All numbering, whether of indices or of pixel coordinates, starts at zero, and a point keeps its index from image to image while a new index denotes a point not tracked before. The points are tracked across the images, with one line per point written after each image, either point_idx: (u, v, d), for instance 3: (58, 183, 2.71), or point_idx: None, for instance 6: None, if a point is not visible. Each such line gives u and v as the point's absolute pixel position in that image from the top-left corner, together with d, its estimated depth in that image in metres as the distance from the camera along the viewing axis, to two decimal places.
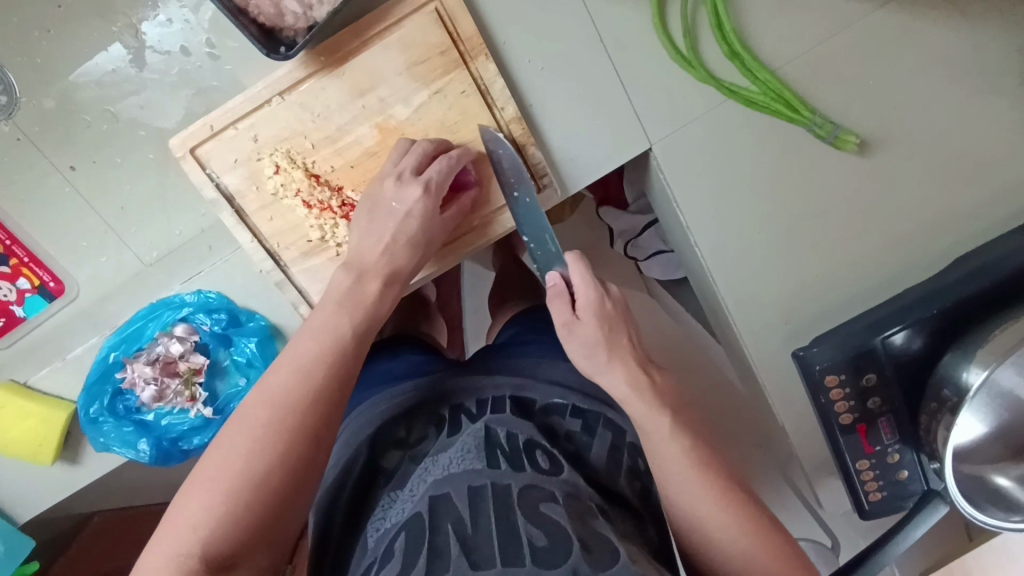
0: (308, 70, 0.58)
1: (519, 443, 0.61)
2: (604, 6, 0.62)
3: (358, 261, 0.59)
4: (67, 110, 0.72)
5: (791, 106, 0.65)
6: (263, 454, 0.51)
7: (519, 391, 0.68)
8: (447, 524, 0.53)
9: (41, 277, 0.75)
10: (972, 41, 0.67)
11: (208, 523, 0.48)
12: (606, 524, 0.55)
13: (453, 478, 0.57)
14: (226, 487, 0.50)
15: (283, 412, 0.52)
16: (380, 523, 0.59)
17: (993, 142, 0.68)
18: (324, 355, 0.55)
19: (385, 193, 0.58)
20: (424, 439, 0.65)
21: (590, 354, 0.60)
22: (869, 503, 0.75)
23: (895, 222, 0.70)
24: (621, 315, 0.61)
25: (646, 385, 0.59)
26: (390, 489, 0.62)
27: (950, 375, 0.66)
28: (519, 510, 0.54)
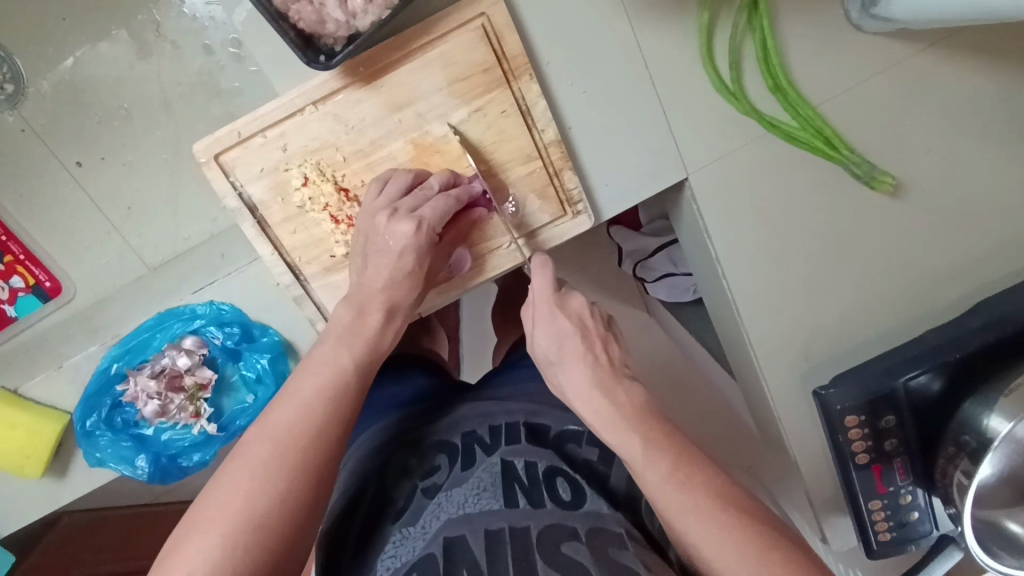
0: (343, 81, 0.55)
1: (539, 472, 0.57)
2: (650, 33, 0.60)
3: (358, 294, 0.57)
4: (84, 105, 0.78)
5: (830, 144, 0.64)
6: (266, 490, 0.47)
7: (533, 417, 0.65)
8: (464, 569, 0.49)
9: (37, 276, 0.75)
10: (1010, 90, 0.66)
11: (205, 566, 0.44)
12: (630, 554, 0.51)
13: (471, 519, 0.52)
14: (224, 529, 0.45)
15: (287, 447, 0.49)
16: (390, 563, 0.54)
17: (1023, 190, 0.68)
18: (325, 391, 0.53)
19: (377, 228, 0.55)
20: (435, 471, 0.61)
21: (549, 360, 0.56)
22: (878, 542, 0.74)
23: (921, 264, 0.70)
24: (578, 328, 0.56)
25: (609, 409, 0.53)
26: (401, 524, 0.58)
27: (971, 421, 0.65)
28: (538, 552, 0.50)
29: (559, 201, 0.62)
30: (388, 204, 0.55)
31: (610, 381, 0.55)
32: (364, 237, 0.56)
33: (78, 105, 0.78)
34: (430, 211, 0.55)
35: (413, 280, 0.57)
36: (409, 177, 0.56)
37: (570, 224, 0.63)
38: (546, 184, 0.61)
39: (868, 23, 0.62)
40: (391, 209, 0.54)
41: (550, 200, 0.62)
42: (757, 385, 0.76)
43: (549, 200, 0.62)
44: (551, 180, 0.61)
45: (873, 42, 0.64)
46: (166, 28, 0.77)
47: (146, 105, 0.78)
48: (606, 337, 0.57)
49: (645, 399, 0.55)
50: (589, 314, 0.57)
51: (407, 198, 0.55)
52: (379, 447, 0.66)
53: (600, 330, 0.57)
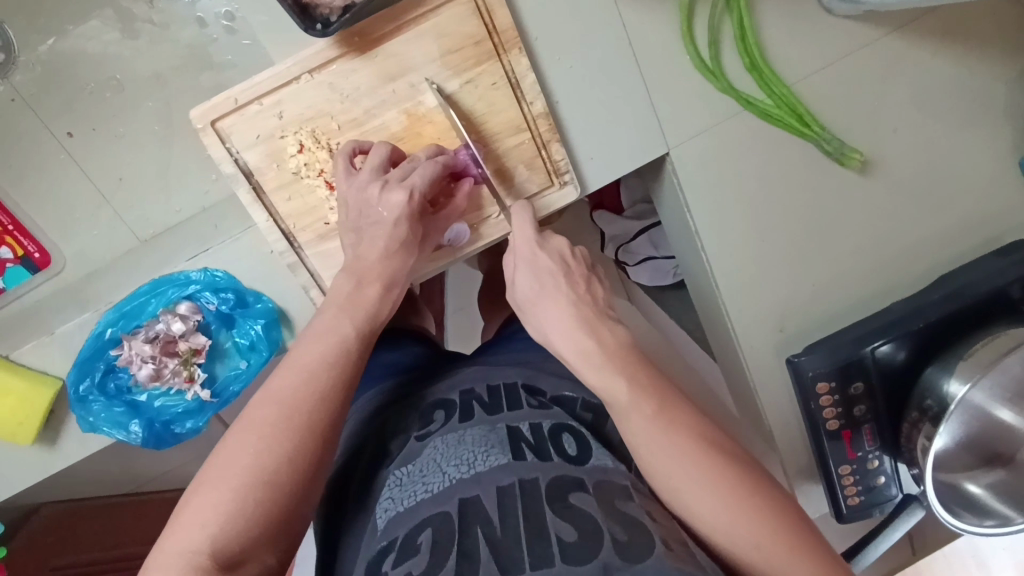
0: (339, 51, 0.57)
1: (544, 431, 0.59)
2: (634, 11, 0.63)
3: (354, 266, 0.57)
4: (76, 78, 0.78)
5: (803, 121, 0.68)
6: (273, 451, 0.49)
7: (530, 381, 0.68)
8: (476, 527, 0.48)
9: (26, 247, 0.75)
10: (971, 72, 0.70)
11: (217, 518, 0.46)
12: (634, 505, 0.51)
13: (481, 479, 0.52)
14: (235, 485, 0.47)
15: (294, 409, 0.51)
16: (389, 504, 0.55)
17: (980, 167, 0.72)
18: (327, 358, 0.53)
19: (370, 199, 0.56)
20: (431, 423, 0.63)
21: (533, 296, 0.59)
22: (847, 506, 0.78)
23: (887, 240, 0.74)
24: (560, 267, 0.59)
25: (591, 344, 0.55)
26: (395, 468, 0.58)
27: (933, 386, 0.70)
28: (548, 504, 0.50)
29: (547, 171, 0.65)
30: (379, 175, 0.57)
31: (594, 318, 0.57)
32: (356, 211, 0.57)
33: (69, 76, 0.78)
34: (420, 179, 0.57)
35: (404, 250, 0.59)
36: (385, 150, 0.58)
37: (558, 195, 0.66)
38: (534, 155, 0.64)
39: (839, 6, 0.66)
40: (382, 180, 0.56)
41: (537, 171, 0.65)
42: (734, 356, 0.79)
43: (537, 171, 0.65)
44: (539, 151, 0.64)
45: (844, 25, 0.68)
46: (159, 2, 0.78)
47: (138, 78, 0.79)
48: (586, 277, 0.60)
49: (630, 338, 0.57)
50: (570, 255, 0.61)
51: (392, 170, 0.58)
52: (375, 414, 0.68)
53: (581, 271, 0.60)
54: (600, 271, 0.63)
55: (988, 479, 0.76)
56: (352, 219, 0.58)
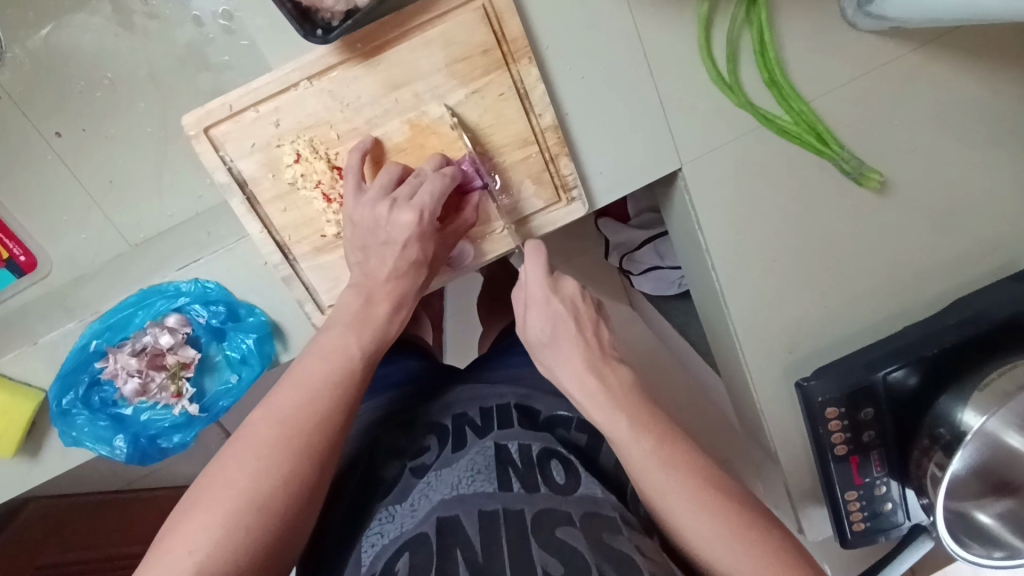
0: (340, 57, 0.54)
1: (533, 456, 0.56)
2: (650, 21, 0.60)
3: (364, 282, 0.56)
4: (67, 75, 0.75)
5: (822, 139, 0.65)
6: (270, 473, 0.47)
7: (523, 400, 0.66)
8: (457, 550, 0.46)
9: (11, 250, 0.73)
10: (996, 91, 0.68)
11: (206, 545, 0.43)
12: (624, 539, 0.48)
13: (465, 500, 0.50)
14: (227, 509, 0.45)
15: (293, 430, 0.49)
16: (375, 538, 0.52)
17: (1003, 189, 0.70)
18: (332, 375, 0.52)
19: (379, 220, 0.54)
20: (425, 452, 0.60)
21: (549, 338, 0.55)
22: (853, 532, 0.76)
23: (903, 263, 0.72)
24: (571, 312, 0.56)
25: (597, 389, 0.53)
26: (389, 502, 0.56)
27: (946, 415, 0.68)
28: (534, 538, 0.47)
29: (554, 186, 0.62)
30: (386, 193, 0.55)
31: (600, 363, 0.54)
32: (365, 230, 0.55)
33: (58, 74, 0.75)
34: (428, 197, 0.54)
35: (402, 267, 0.56)
36: (394, 170, 0.56)
37: (564, 211, 0.63)
38: (542, 169, 0.61)
39: (862, 20, 0.63)
40: (390, 200, 0.54)
41: (545, 186, 0.62)
42: (741, 377, 0.77)
43: (544, 185, 0.62)
44: (547, 165, 0.61)
45: (868, 40, 0.65)
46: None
47: (132, 77, 0.76)
48: (596, 320, 0.57)
49: (635, 379, 0.55)
50: (581, 299, 0.57)
51: (401, 187, 0.55)
52: (369, 432, 0.66)
53: (590, 314, 0.57)
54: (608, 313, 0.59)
55: (998, 508, 0.74)
56: (359, 237, 0.56)
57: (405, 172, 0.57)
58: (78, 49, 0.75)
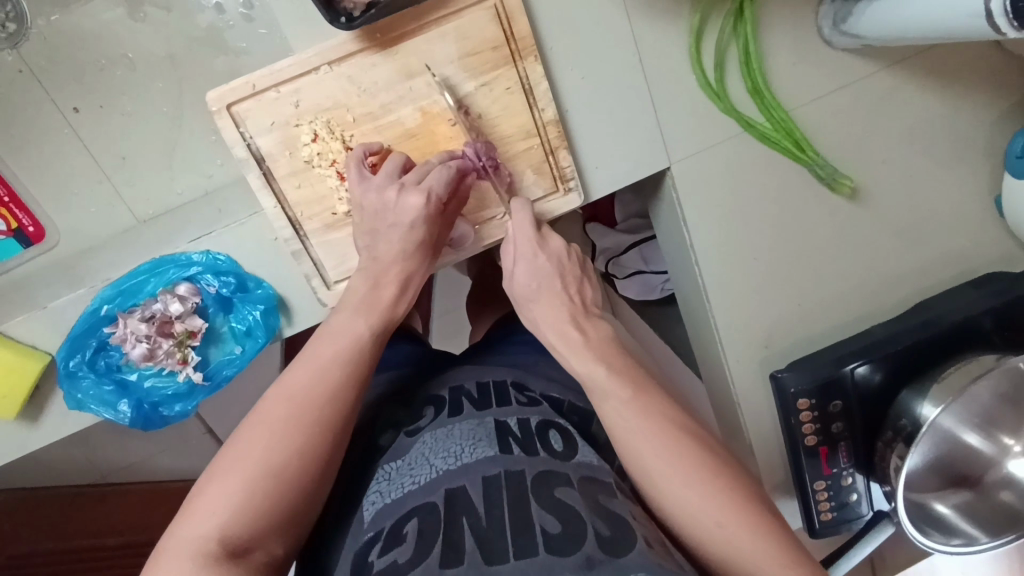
0: (360, 45, 0.58)
1: (532, 427, 0.59)
2: (647, 29, 0.65)
3: (372, 266, 0.59)
4: (88, 54, 0.78)
5: (799, 146, 0.71)
6: (285, 444, 0.49)
7: (520, 380, 0.70)
8: (462, 518, 0.49)
9: (20, 221, 0.75)
10: (959, 113, 0.75)
11: (228, 509, 0.46)
12: (619, 502, 0.52)
13: (469, 470, 0.52)
14: (246, 475, 0.48)
15: (307, 404, 0.51)
16: (377, 497, 0.55)
17: (958, 204, 0.77)
18: (342, 353, 0.55)
19: (388, 203, 0.58)
20: (421, 418, 0.63)
21: (540, 285, 0.62)
22: (821, 522, 0.81)
23: (869, 266, 0.78)
24: (557, 270, 0.63)
25: (579, 340, 0.60)
26: (385, 462, 0.59)
27: (908, 408, 0.73)
28: (535, 497, 0.50)
29: (553, 177, 0.66)
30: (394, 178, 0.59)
31: (582, 318, 0.62)
32: (373, 212, 0.58)
33: (79, 51, 0.78)
34: (436, 183, 0.58)
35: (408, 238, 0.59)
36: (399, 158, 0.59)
37: (562, 201, 0.67)
38: (543, 160, 0.65)
39: (837, 38, 0.68)
40: (398, 183, 0.58)
41: (544, 176, 0.66)
42: (719, 369, 0.82)
43: (544, 176, 0.66)
44: (547, 157, 0.65)
45: (843, 58, 0.71)
46: None
47: (152, 59, 0.79)
48: (579, 279, 0.64)
49: (612, 335, 0.62)
50: (566, 256, 0.64)
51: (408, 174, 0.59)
52: (373, 409, 0.68)
53: (575, 272, 0.64)
54: (591, 270, 0.67)
55: (956, 500, 0.80)
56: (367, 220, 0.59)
57: (410, 165, 0.61)
58: (99, 29, 0.78)
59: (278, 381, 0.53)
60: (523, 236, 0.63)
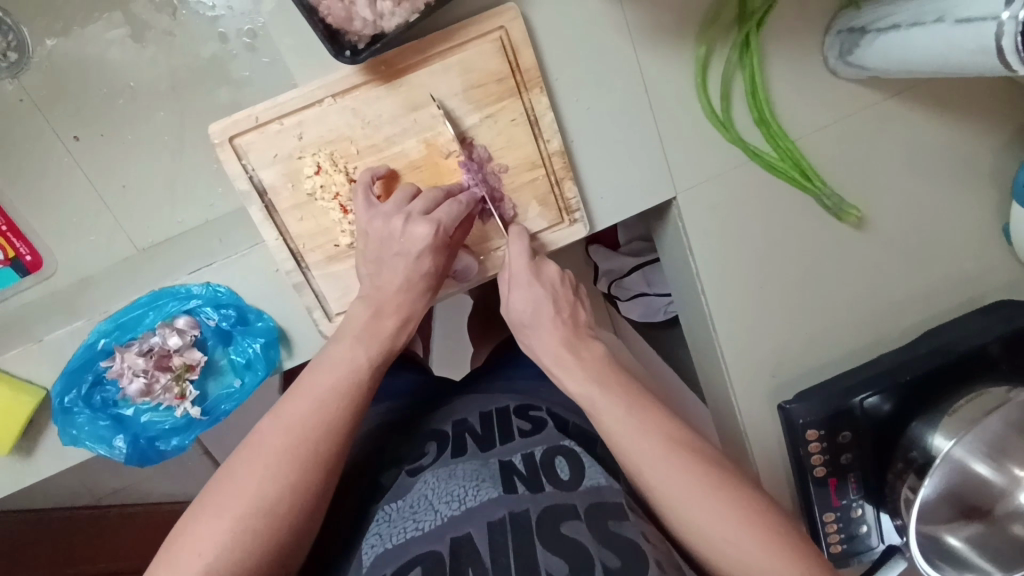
0: (364, 78, 0.58)
1: (537, 461, 0.57)
2: (653, 60, 0.65)
3: (374, 296, 0.57)
4: (89, 83, 0.77)
5: (806, 175, 0.70)
6: (276, 479, 0.48)
7: (525, 403, 0.69)
8: (469, 569, 0.48)
9: (17, 250, 0.74)
10: (965, 141, 0.74)
11: (215, 549, 0.45)
12: (629, 525, 0.51)
13: (472, 514, 0.51)
14: (236, 513, 0.46)
15: (299, 438, 0.50)
16: (377, 539, 0.53)
17: (965, 231, 0.76)
18: (340, 388, 0.53)
19: (394, 232, 0.55)
20: (424, 455, 0.62)
21: (535, 309, 0.60)
22: (831, 554, 0.79)
23: (876, 295, 0.77)
24: (550, 295, 0.60)
25: (571, 362, 0.58)
26: (386, 503, 0.57)
27: (918, 439, 0.71)
28: (541, 540, 0.48)
29: (558, 208, 0.65)
30: (400, 207, 0.56)
31: (576, 341, 0.60)
32: (377, 242, 0.56)
33: (81, 80, 0.77)
34: (446, 214, 0.56)
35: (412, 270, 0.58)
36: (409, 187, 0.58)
37: (567, 232, 0.66)
38: (548, 191, 0.64)
39: (844, 69, 0.67)
40: (404, 212, 0.55)
41: (549, 207, 0.65)
42: (727, 399, 0.81)
43: (549, 207, 0.65)
44: (553, 188, 0.65)
45: (849, 87, 0.70)
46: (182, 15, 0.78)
47: (154, 87, 0.78)
48: (573, 302, 0.62)
49: (608, 354, 0.60)
50: (561, 284, 0.61)
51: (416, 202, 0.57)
52: (376, 443, 0.67)
53: (568, 297, 0.62)
54: (586, 292, 0.64)
55: (968, 531, 0.77)
56: (371, 250, 0.57)
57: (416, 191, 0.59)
58: (102, 59, 0.78)
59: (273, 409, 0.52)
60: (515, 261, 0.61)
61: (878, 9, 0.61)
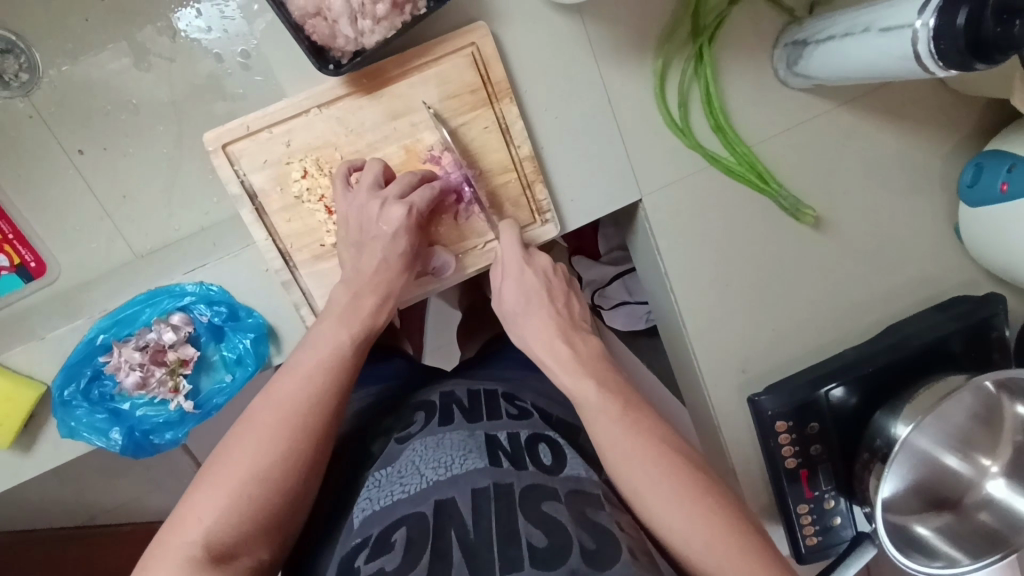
0: (347, 89, 0.63)
1: (522, 442, 0.62)
2: (615, 72, 0.71)
3: (354, 279, 0.62)
4: (94, 100, 0.83)
5: (762, 178, 0.75)
6: (269, 450, 0.53)
7: (513, 393, 0.74)
8: (450, 530, 0.50)
9: (23, 257, 0.79)
10: (913, 146, 0.79)
11: (214, 514, 0.49)
12: (605, 515, 0.54)
13: (457, 482, 0.54)
14: (233, 481, 0.51)
15: (291, 411, 0.55)
16: (367, 501, 0.57)
17: (919, 231, 0.81)
18: (326, 363, 0.58)
19: (371, 215, 0.60)
20: (412, 425, 0.67)
21: (528, 298, 0.65)
22: (806, 547, 0.81)
23: (837, 291, 0.81)
24: (544, 285, 0.66)
25: (568, 356, 0.62)
26: (375, 469, 0.61)
27: (882, 428, 0.75)
28: (522, 510, 0.52)
29: (530, 210, 0.70)
30: (374, 190, 0.61)
31: (570, 331, 0.64)
32: (357, 227, 0.61)
33: (85, 97, 0.82)
34: (419, 198, 0.62)
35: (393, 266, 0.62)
36: (379, 167, 0.62)
37: (539, 231, 0.71)
38: (520, 193, 0.69)
39: (793, 79, 0.73)
40: (379, 197, 0.60)
41: (521, 209, 0.70)
42: (700, 393, 0.84)
43: (521, 208, 0.70)
44: (524, 190, 0.69)
45: (800, 97, 0.76)
46: (182, 36, 0.83)
47: (154, 103, 0.84)
48: (566, 293, 0.67)
49: (602, 350, 0.64)
50: (552, 273, 0.67)
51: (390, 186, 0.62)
52: (360, 434, 0.70)
53: (561, 288, 0.67)
54: (577, 288, 0.70)
55: (938, 522, 0.78)
56: (352, 236, 0.62)
57: (389, 174, 0.64)
58: (105, 77, 0.83)
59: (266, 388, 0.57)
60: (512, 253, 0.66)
61: (818, 24, 0.67)
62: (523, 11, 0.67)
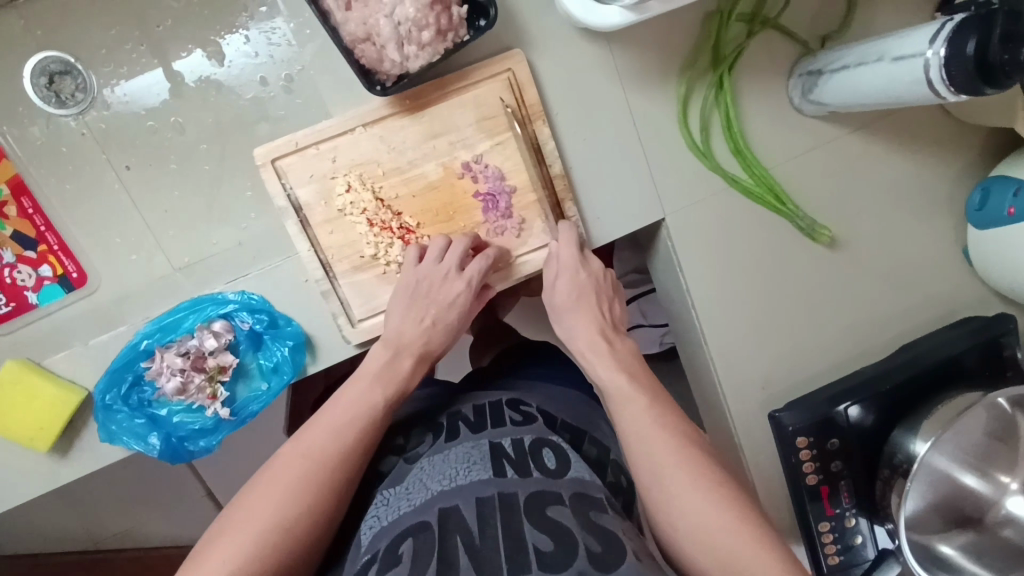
0: (391, 110, 0.67)
1: (526, 446, 0.62)
2: (640, 97, 0.75)
3: (396, 341, 0.68)
4: None
5: (779, 199, 0.78)
6: (299, 500, 0.57)
7: (517, 398, 0.74)
8: (457, 536, 0.51)
9: (66, 267, 0.73)
10: (921, 172, 0.83)
11: (238, 557, 0.53)
12: (610, 517, 0.54)
13: (462, 490, 0.55)
14: (261, 527, 0.55)
15: (321, 465, 0.59)
16: (374, 521, 0.59)
17: (928, 254, 0.84)
18: (357, 421, 0.63)
19: (435, 286, 0.68)
20: (421, 445, 0.68)
21: (581, 296, 0.70)
22: (828, 565, 0.81)
23: (851, 310, 0.84)
24: (593, 286, 0.71)
25: (606, 351, 0.68)
26: (385, 488, 0.63)
27: (901, 445, 0.75)
28: (526, 518, 0.53)
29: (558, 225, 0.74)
30: (438, 250, 0.68)
31: (612, 336, 0.70)
32: (420, 290, 0.68)
33: None
34: (474, 271, 0.68)
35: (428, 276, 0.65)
36: (444, 242, 0.68)
37: None
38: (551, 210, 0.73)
39: (806, 106, 0.77)
40: (443, 270, 0.67)
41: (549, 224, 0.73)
42: (720, 410, 0.86)
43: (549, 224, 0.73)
44: (554, 207, 0.73)
45: (814, 123, 0.80)
46: None
47: None
48: (610, 299, 0.73)
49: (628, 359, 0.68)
50: (603, 278, 0.72)
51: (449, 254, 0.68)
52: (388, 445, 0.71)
53: (609, 289, 0.73)
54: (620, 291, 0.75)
55: (960, 541, 0.75)
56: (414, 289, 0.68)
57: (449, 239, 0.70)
58: None
59: (298, 438, 0.62)
60: (569, 253, 0.70)
61: (831, 55, 0.71)
62: (555, 40, 0.72)
